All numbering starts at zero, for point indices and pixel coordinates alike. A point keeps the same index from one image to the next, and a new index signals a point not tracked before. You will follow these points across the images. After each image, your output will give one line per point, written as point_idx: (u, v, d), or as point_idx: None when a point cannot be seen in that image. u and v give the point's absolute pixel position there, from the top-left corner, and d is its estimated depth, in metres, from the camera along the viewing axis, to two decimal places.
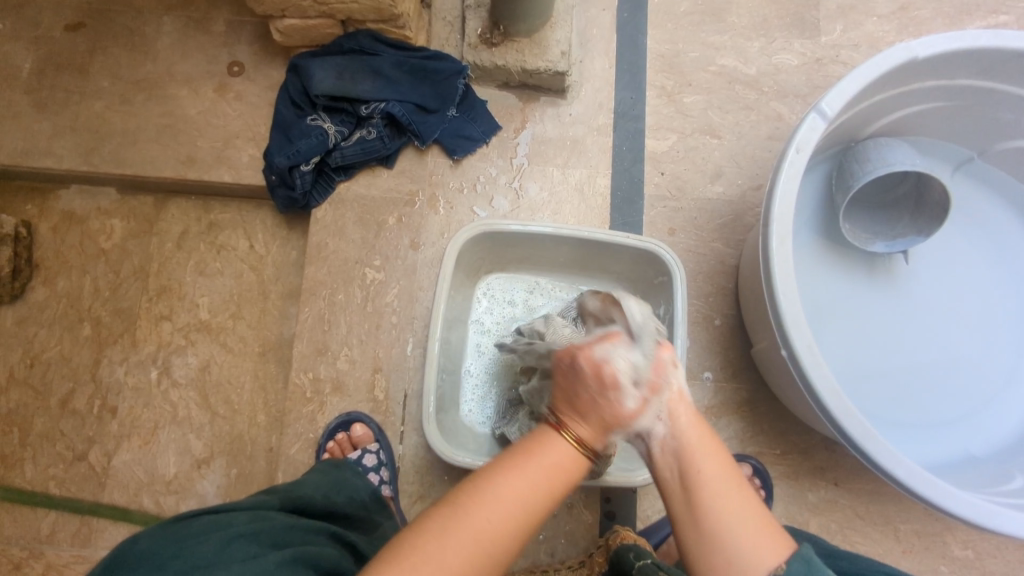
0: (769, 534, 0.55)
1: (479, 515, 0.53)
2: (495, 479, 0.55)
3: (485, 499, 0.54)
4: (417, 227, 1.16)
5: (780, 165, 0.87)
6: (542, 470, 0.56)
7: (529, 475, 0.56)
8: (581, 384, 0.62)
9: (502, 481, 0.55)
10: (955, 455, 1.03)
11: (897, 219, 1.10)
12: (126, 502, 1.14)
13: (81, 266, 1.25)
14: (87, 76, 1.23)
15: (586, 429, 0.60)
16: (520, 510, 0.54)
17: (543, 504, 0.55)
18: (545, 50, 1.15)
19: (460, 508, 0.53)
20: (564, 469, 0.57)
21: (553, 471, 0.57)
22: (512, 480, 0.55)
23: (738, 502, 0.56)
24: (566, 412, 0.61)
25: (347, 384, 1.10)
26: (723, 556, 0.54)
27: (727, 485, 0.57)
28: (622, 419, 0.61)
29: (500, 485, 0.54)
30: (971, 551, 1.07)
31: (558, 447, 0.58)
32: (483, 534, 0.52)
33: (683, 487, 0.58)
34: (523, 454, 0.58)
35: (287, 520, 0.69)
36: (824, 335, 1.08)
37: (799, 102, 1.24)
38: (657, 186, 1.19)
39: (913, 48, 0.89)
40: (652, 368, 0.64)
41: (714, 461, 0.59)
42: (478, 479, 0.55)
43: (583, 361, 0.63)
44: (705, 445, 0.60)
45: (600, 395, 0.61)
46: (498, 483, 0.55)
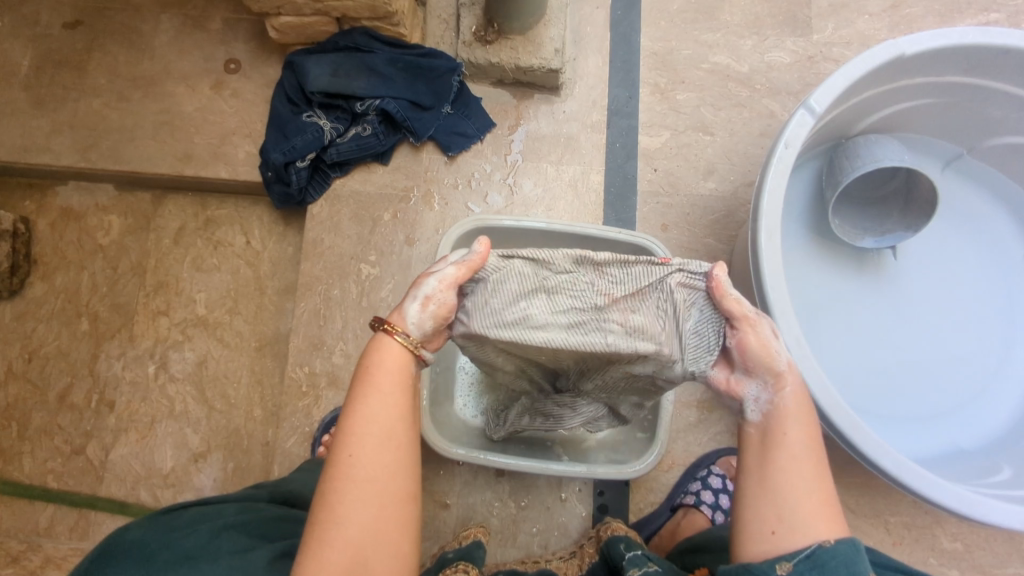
0: (827, 509, 0.58)
1: (364, 447, 0.58)
2: (363, 403, 0.60)
3: (353, 431, 0.59)
4: (412, 223, 1.17)
5: (769, 160, 0.88)
6: (387, 382, 0.61)
7: (386, 393, 0.61)
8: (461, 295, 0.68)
9: (362, 410, 0.60)
10: (944, 449, 1.05)
11: (887, 216, 1.12)
12: (124, 495, 1.15)
13: (78, 262, 1.26)
14: (85, 73, 1.24)
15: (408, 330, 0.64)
16: (392, 432, 0.59)
17: (408, 417, 0.61)
18: (538, 48, 1.16)
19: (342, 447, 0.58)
20: (396, 373, 0.62)
21: (392, 377, 0.62)
22: (375, 405, 0.60)
23: (810, 477, 0.59)
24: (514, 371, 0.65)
25: (342, 378, 1.11)
26: (776, 509, 0.58)
27: (800, 453, 0.61)
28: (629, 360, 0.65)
29: (363, 415, 0.59)
30: (960, 543, 1.09)
31: (388, 354, 0.63)
32: (376, 458, 0.58)
33: (761, 441, 0.63)
34: (365, 381, 0.61)
35: (274, 512, 0.71)
36: (815, 330, 1.09)
37: (791, 99, 1.25)
38: (650, 183, 1.20)
39: (901, 45, 0.90)
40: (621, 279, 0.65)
41: (801, 429, 0.62)
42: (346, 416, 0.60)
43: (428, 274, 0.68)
44: (801, 413, 0.64)
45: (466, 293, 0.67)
46: (363, 410, 0.60)
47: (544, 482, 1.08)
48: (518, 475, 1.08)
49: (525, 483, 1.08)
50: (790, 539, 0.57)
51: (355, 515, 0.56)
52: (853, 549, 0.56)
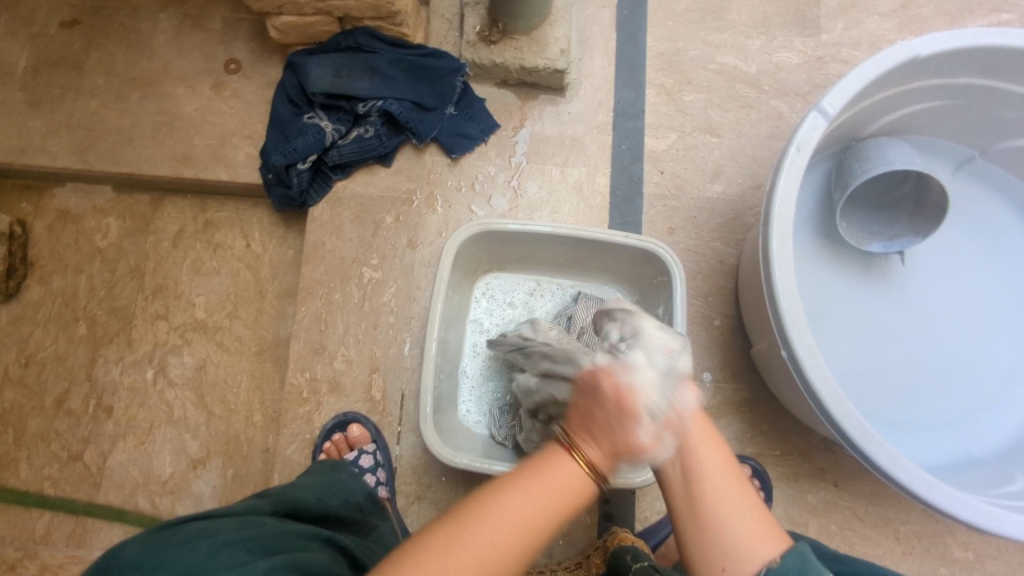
0: (765, 526, 0.57)
1: (478, 536, 0.51)
2: (509, 498, 0.53)
3: (492, 526, 0.51)
4: (415, 227, 1.15)
5: (780, 164, 0.86)
6: (550, 492, 0.54)
7: (534, 493, 0.54)
8: (599, 403, 0.58)
9: (507, 502, 0.53)
10: (955, 457, 1.03)
11: (895, 219, 1.10)
12: (121, 502, 1.13)
13: (76, 265, 1.25)
14: (83, 73, 1.22)
15: (598, 451, 0.56)
16: (522, 545, 0.52)
17: (546, 532, 0.53)
18: (544, 48, 1.14)
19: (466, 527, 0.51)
20: (573, 489, 0.55)
21: (558, 492, 0.54)
22: (520, 504, 0.53)
23: (741, 497, 0.58)
24: (582, 434, 0.57)
25: (344, 384, 1.09)
26: (722, 551, 0.56)
27: (727, 484, 0.58)
28: (637, 449, 0.57)
29: (506, 505, 0.52)
30: (971, 552, 1.07)
31: (570, 466, 0.55)
32: (478, 560, 0.50)
33: (685, 481, 0.59)
34: (531, 474, 0.55)
35: (278, 526, 0.68)
36: (824, 336, 1.08)
37: (799, 101, 1.23)
38: (656, 185, 1.18)
39: (915, 47, 0.88)
40: (673, 411, 0.59)
41: (716, 456, 0.60)
42: (486, 494, 0.53)
43: (606, 385, 0.60)
44: (708, 442, 0.60)
45: (618, 421, 0.57)
46: (503, 502, 0.52)
47: None
48: None
49: None
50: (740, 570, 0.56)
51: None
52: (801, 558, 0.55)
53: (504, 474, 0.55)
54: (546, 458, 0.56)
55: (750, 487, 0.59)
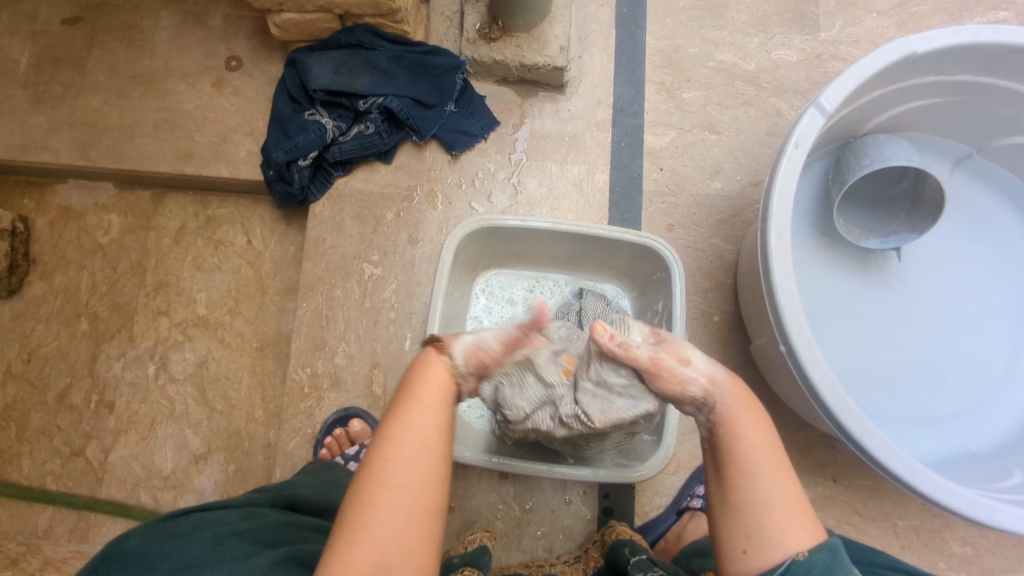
0: (797, 519, 0.59)
1: (397, 449, 0.59)
2: (409, 414, 0.61)
3: (392, 439, 0.59)
4: (415, 223, 1.16)
5: (779, 160, 0.87)
6: (429, 396, 0.63)
7: (428, 404, 0.62)
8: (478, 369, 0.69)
9: (399, 420, 0.61)
10: (952, 452, 1.03)
11: (892, 217, 1.11)
12: (124, 497, 1.14)
13: (78, 261, 1.25)
14: (84, 70, 1.22)
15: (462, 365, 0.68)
16: (426, 440, 0.60)
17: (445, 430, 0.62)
18: (543, 46, 1.15)
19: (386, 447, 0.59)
20: (440, 384, 0.64)
21: (437, 393, 0.64)
22: (416, 417, 0.61)
23: (779, 486, 0.61)
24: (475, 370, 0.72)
25: (345, 380, 1.10)
26: (745, 530, 0.60)
27: (766, 472, 0.61)
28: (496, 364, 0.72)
29: (413, 420, 0.61)
30: (969, 547, 1.08)
31: (435, 365, 0.65)
32: (411, 468, 0.58)
33: (716, 457, 0.65)
34: (408, 392, 0.63)
35: (279, 518, 0.69)
36: (822, 332, 1.08)
37: (798, 98, 1.24)
38: (655, 182, 1.19)
39: (913, 44, 0.89)
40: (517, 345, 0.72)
41: (759, 439, 0.64)
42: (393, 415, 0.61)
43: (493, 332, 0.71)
44: (751, 419, 0.66)
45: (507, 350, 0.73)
46: (409, 415, 0.61)
47: (549, 484, 1.07)
48: (522, 478, 1.07)
49: (529, 486, 1.07)
50: (762, 556, 0.58)
51: (385, 518, 0.55)
52: (830, 554, 0.57)
53: (392, 405, 0.63)
54: (416, 365, 0.66)
55: (793, 479, 0.62)
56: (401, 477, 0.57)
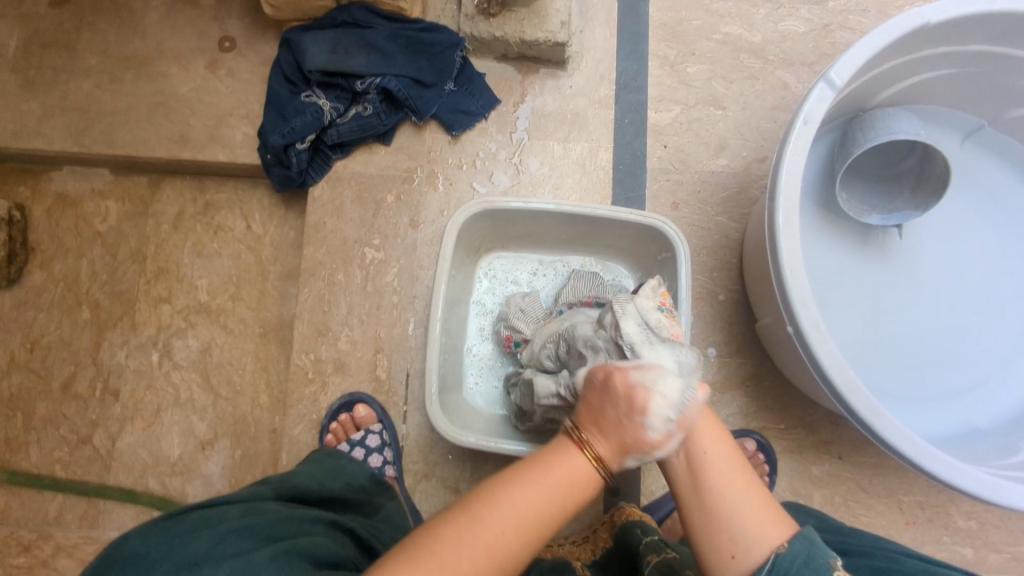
0: (771, 511, 0.57)
1: (486, 527, 0.53)
2: (513, 492, 0.54)
3: (496, 512, 0.54)
4: (416, 205, 1.14)
5: (787, 137, 0.85)
6: (552, 487, 0.55)
7: (543, 487, 0.55)
8: (611, 402, 0.58)
9: (512, 496, 0.54)
10: (959, 428, 1.03)
11: (896, 193, 1.09)
12: (132, 484, 1.14)
13: (77, 249, 1.24)
14: (75, 54, 1.20)
15: (605, 444, 0.57)
16: (524, 527, 0.54)
17: (552, 516, 0.55)
18: (544, 20, 1.11)
19: (475, 516, 0.54)
20: (581, 484, 0.56)
21: (563, 490, 0.56)
22: (526, 492, 0.55)
23: (746, 488, 0.58)
24: None
25: (349, 365, 1.09)
26: (728, 537, 0.57)
27: (733, 477, 0.58)
28: None
29: (514, 495, 0.54)
30: (974, 521, 1.08)
31: (577, 463, 0.57)
32: (487, 548, 0.53)
33: (692, 473, 0.59)
34: (542, 466, 0.57)
35: (279, 513, 0.69)
36: (829, 310, 1.07)
37: (806, 70, 1.21)
38: (660, 160, 1.17)
39: (925, 14, 0.86)
40: None
41: (717, 445, 0.60)
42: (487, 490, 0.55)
43: None
44: (711, 430, 0.61)
45: None
46: (513, 493, 0.54)
47: None
48: None
49: None
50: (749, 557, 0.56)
51: (459, 567, 0.52)
52: (808, 544, 0.55)
53: (515, 466, 0.57)
54: (552, 449, 0.58)
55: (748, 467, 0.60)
56: (495, 537, 0.53)
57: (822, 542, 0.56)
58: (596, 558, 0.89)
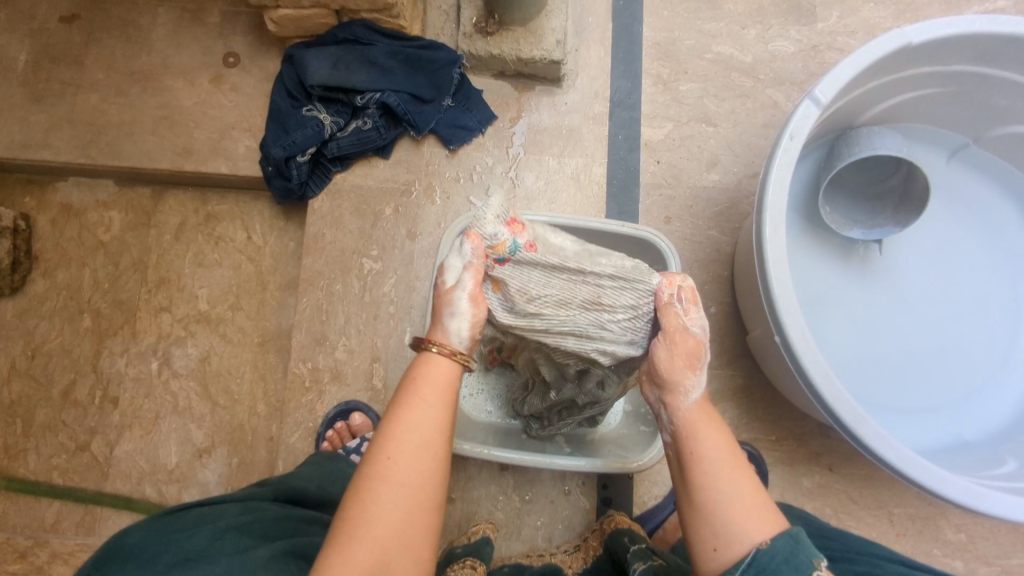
0: (756, 508, 0.58)
1: (389, 465, 0.57)
2: (397, 418, 0.60)
3: (392, 434, 0.59)
4: (414, 218, 1.17)
5: (774, 152, 0.87)
6: (432, 393, 0.61)
7: (424, 404, 0.61)
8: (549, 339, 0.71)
9: (398, 421, 0.60)
10: (948, 440, 1.04)
11: (880, 210, 1.11)
12: (129, 491, 1.15)
13: (80, 259, 1.26)
14: (83, 68, 1.23)
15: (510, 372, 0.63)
16: (428, 439, 0.59)
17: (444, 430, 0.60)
18: (540, 39, 1.15)
19: (378, 459, 0.58)
20: (441, 382, 0.63)
21: (440, 390, 0.62)
22: (411, 417, 0.60)
23: (732, 480, 0.59)
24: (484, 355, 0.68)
25: (345, 374, 1.11)
26: (709, 528, 0.58)
27: (723, 470, 0.60)
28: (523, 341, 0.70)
29: (398, 424, 0.59)
30: (964, 534, 1.09)
31: (431, 366, 0.64)
32: (403, 483, 0.57)
33: (681, 467, 0.63)
34: (406, 388, 0.62)
35: (276, 512, 0.71)
36: (819, 323, 1.09)
37: (795, 89, 1.24)
38: (652, 175, 1.19)
39: (907, 35, 0.89)
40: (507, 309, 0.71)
41: (710, 438, 0.63)
42: (380, 427, 0.60)
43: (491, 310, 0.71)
44: (706, 423, 0.64)
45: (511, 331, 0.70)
46: (398, 422, 0.59)
47: (548, 474, 1.08)
48: (522, 470, 1.08)
49: (529, 477, 1.08)
50: (729, 551, 0.57)
51: (383, 510, 0.56)
52: (793, 542, 0.56)
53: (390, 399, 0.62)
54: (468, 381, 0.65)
55: (747, 466, 0.61)
56: (404, 465, 0.57)
57: (808, 544, 0.57)
58: (587, 566, 0.92)
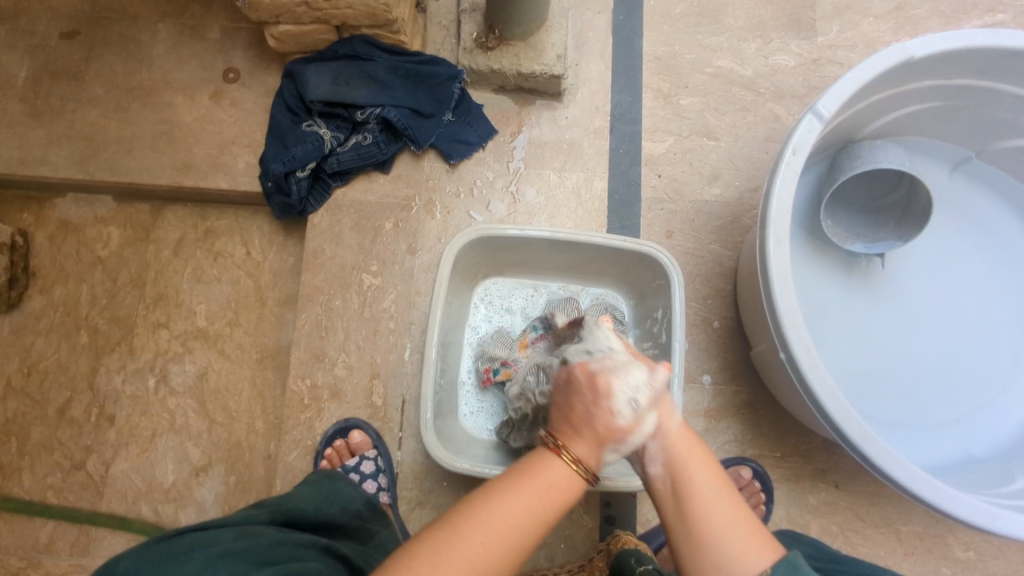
0: (757, 540, 0.56)
1: (463, 543, 0.53)
2: (501, 500, 0.56)
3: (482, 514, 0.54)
4: (414, 233, 1.16)
5: (776, 167, 0.87)
6: (540, 495, 0.57)
7: (523, 495, 0.56)
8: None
9: (497, 505, 0.55)
10: (956, 456, 1.03)
11: (882, 224, 1.10)
12: (125, 511, 1.13)
13: (78, 275, 1.25)
14: (82, 84, 1.23)
15: (582, 445, 0.60)
16: (514, 537, 0.54)
17: (531, 539, 0.55)
18: (540, 54, 1.15)
19: (458, 531, 0.54)
20: (561, 489, 0.58)
21: (555, 498, 0.57)
22: (508, 502, 0.55)
23: (731, 514, 0.57)
24: (566, 432, 0.61)
25: (345, 391, 1.10)
26: (712, 560, 0.56)
27: (720, 504, 0.58)
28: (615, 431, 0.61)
29: (497, 506, 0.55)
30: (973, 552, 1.07)
31: (556, 467, 0.59)
32: (471, 562, 0.52)
33: (676, 500, 0.59)
34: (521, 473, 0.58)
35: (273, 536, 0.69)
36: (823, 338, 1.08)
37: (796, 103, 1.24)
38: (654, 189, 1.19)
39: (909, 49, 0.89)
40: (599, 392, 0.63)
41: (706, 474, 0.60)
42: (474, 500, 0.56)
43: (580, 375, 0.64)
44: (696, 454, 0.61)
45: (594, 405, 0.62)
46: (493, 503, 0.55)
47: None
48: None
49: None
50: None
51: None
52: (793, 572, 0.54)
53: (492, 479, 0.58)
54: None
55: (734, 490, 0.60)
56: (473, 557, 0.52)
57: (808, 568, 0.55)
58: None
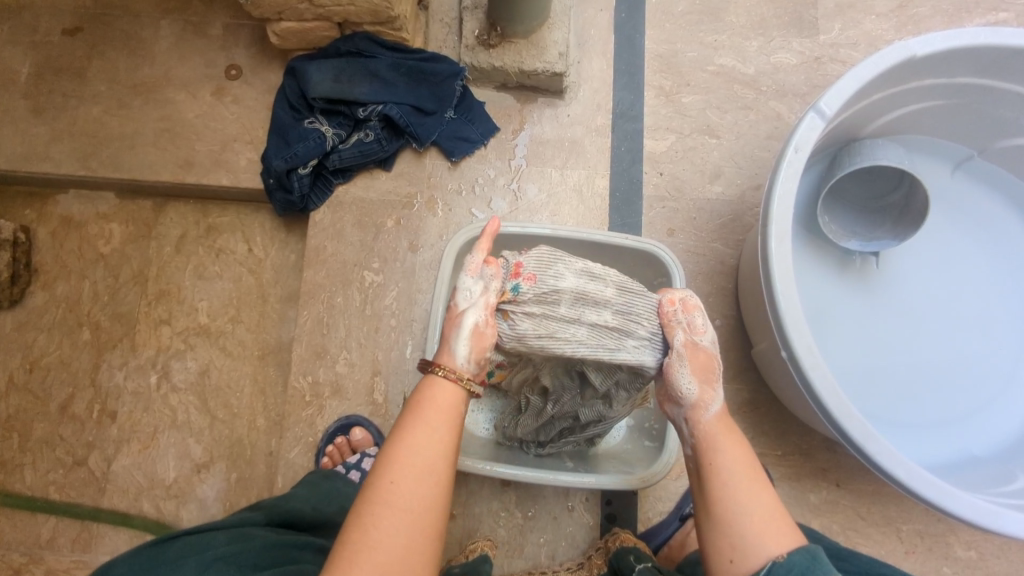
0: (778, 525, 0.61)
1: (388, 490, 0.59)
2: (404, 439, 0.62)
3: (397, 459, 0.61)
4: (415, 230, 1.16)
5: (778, 165, 0.87)
6: (435, 416, 0.64)
7: (423, 421, 0.64)
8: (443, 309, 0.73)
9: (402, 443, 0.62)
10: (956, 455, 1.03)
11: (879, 224, 1.10)
12: (126, 507, 1.14)
13: (80, 271, 1.26)
14: (85, 80, 1.23)
15: None
16: (428, 463, 0.61)
17: (447, 448, 0.63)
18: (542, 51, 1.15)
19: (375, 491, 0.60)
20: (449, 404, 0.66)
21: (442, 410, 0.65)
22: (412, 436, 0.62)
23: (753, 495, 0.63)
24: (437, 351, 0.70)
25: (346, 388, 1.10)
26: (729, 539, 0.62)
27: (742, 483, 0.64)
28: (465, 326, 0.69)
29: (404, 446, 0.62)
30: (974, 551, 1.07)
31: (439, 387, 0.67)
32: (402, 506, 0.59)
33: (698, 474, 0.68)
34: (415, 408, 0.65)
35: (268, 539, 0.69)
36: (824, 336, 1.08)
37: (798, 101, 1.24)
38: (655, 187, 1.19)
39: (910, 47, 0.88)
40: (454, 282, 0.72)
41: (731, 452, 0.67)
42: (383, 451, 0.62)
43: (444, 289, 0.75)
44: (723, 436, 0.68)
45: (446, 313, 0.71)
46: (401, 444, 0.62)
47: (551, 490, 1.07)
48: (524, 485, 1.07)
49: (532, 492, 1.06)
50: (746, 562, 0.60)
51: (385, 540, 0.57)
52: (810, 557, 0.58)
53: (395, 424, 0.65)
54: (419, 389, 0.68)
55: (765, 483, 0.64)
56: (406, 488, 0.60)
57: (826, 560, 0.59)
58: None
